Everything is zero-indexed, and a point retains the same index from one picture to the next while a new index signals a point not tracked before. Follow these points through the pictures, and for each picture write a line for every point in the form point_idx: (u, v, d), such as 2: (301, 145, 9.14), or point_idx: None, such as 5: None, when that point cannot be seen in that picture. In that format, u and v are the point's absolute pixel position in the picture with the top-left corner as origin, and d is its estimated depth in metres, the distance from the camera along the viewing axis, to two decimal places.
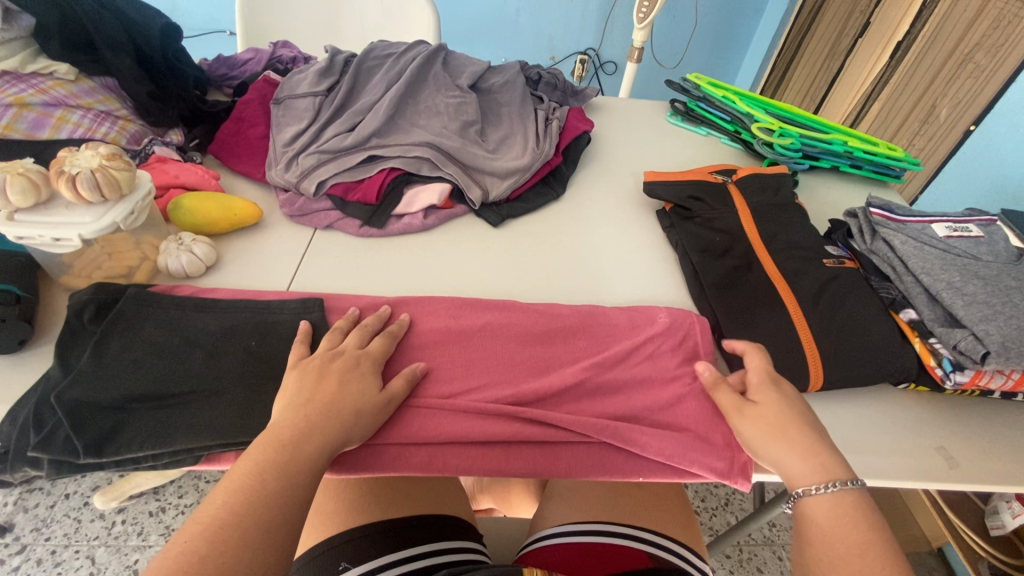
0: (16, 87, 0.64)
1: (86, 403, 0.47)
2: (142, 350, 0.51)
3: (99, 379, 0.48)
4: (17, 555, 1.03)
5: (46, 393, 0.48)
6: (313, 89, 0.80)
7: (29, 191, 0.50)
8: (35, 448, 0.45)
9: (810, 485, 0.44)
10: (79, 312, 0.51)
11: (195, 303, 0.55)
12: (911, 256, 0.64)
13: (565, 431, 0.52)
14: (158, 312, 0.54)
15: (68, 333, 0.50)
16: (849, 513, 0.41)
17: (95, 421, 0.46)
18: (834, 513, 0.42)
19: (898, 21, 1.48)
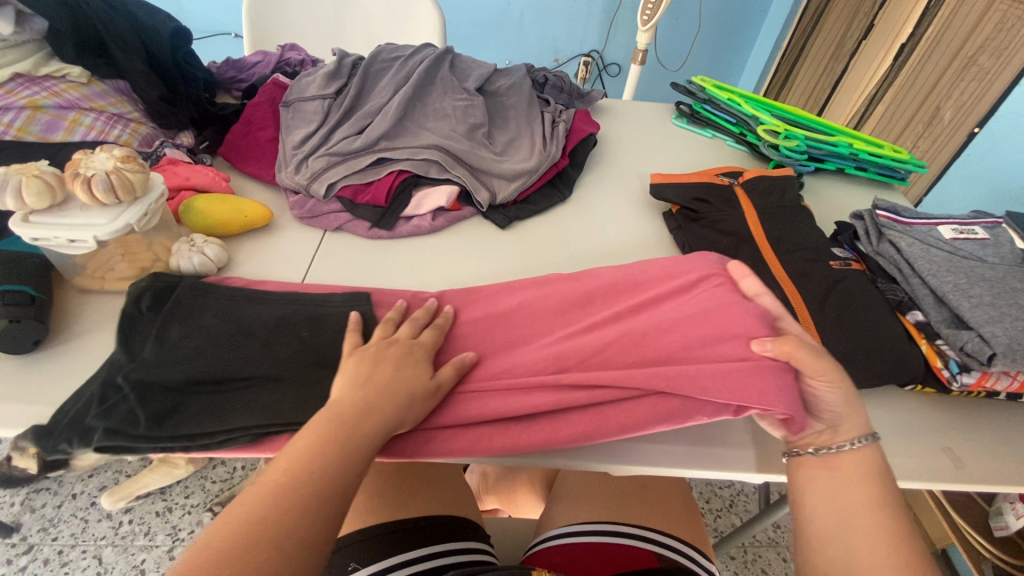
0: (30, 90, 0.65)
1: (151, 384, 0.48)
2: (200, 337, 0.52)
3: (161, 362, 0.50)
4: (24, 555, 1.03)
5: (111, 372, 0.49)
6: (322, 92, 0.81)
7: (45, 192, 0.51)
8: (97, 417, 0.46)
9: (844, 440, 0.47)
10: (136, 300, 0.53)
11: (247, 295, 0.56)
12: (917, 258, 0.64)
13: (609, 389, 0.50)
14: (212, 301, 0.55)
15: (129, 318, 0.52)
16: (868, 468, 0.46)
17: (157, 399, 0.48)
18: (863, 468, 0.45)
19: (902, 23, 1.48)
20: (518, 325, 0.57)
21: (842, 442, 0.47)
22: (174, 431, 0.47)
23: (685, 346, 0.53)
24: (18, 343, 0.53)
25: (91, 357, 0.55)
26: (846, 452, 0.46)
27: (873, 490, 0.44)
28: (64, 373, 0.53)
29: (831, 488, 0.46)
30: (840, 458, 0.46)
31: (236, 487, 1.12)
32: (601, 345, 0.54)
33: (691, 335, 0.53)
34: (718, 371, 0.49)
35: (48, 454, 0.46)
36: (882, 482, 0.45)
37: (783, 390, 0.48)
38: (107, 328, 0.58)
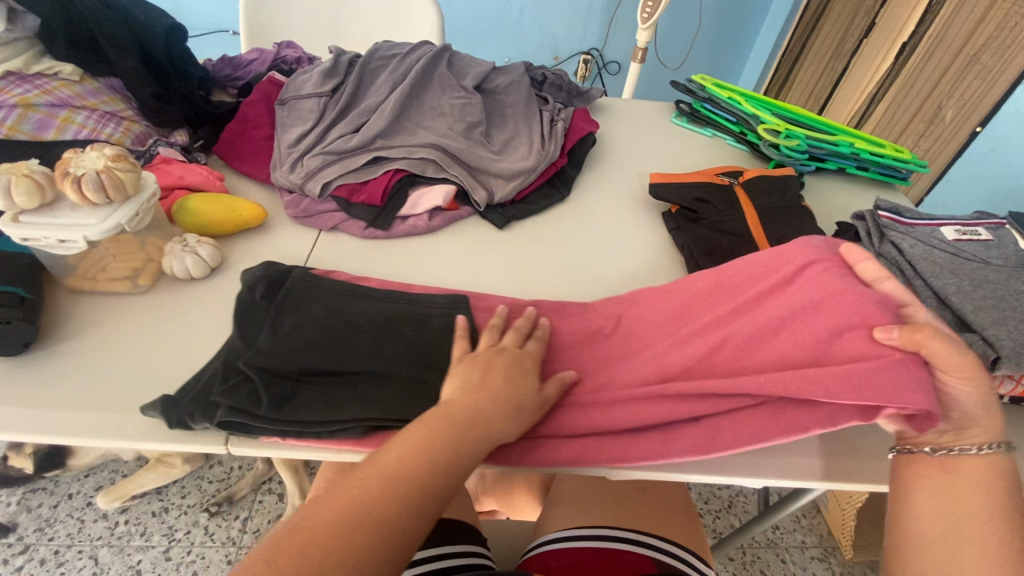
0: (21, 87, 0.64)
1: (269, 370, 0.49)
2: (312, 330, 0.52)
3: (277, 351, 0.50)
4: (20, 555, 1.03)
5: (230, 358, 0.51)
6: (318, 90, 0.80)
7: (34, 192, 0.50)
8: (221, 396, 0.47)
9: (959, 445, 0.44)
10: (252, 288, 0.55)
11: (351, 290, 0.57)
12: (919, 259, 0.63)
13: (724, 400, 0.50)
14: (319, 295, 0.55)
15: (246, 306, 0.53)
16: (997, 480, 0.43)
17: (277, 384, 0.49)
18: (989, 476, 0.43)
19: (903, 21, 1.47)
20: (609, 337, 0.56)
21: (967, 447, 0.44)
22: (291, 418, 0.47)
23: (803, 346, 0.50)
24: (8, 345, 0.52)
25: (83, 359, 0.54)
26: (964, 457, 0.44)
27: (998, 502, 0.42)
28: (55, 376, 0.52)
29: (946, 493, 0.43)
30: (957, 463, 0.44)
31: (233, 487, 1.12)
32: (703, 352, 0.53)
33: (811, 330, 0.51)
34: (839, 369, 0.47)
35: (172, 426, 0.48)
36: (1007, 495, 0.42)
37: (919, 385, 0.44)
38: (99, 329, 0.57)
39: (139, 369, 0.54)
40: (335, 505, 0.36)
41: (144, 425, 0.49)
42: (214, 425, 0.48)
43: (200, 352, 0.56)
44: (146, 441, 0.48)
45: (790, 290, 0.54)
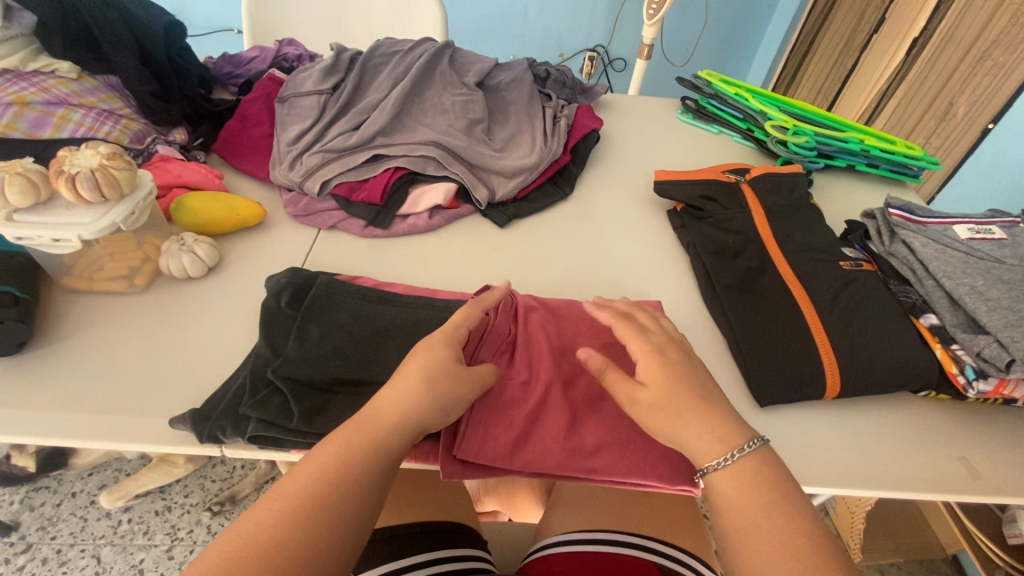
0: (17, 85, 0.64)
1: (299, 381, 0.49)
2: (340, 336, 0.53)
3: (307, 359, 0.50)
4: (22, 554, 1.03)
5: (259, 368, 0.51)
6: (318, 87, 0.79)
7: (29, 191, 0.50)
8: (251, 407, 0.47)
9: (714, 459, 0.40)
10: (277, 296, 0.56)
11: (379, 296, 0.57)
12: (931, 258, 0.61)
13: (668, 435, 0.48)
14: (348, 301, 0.56)
15: (273, 313, 0.54)
16: (754, 485, 0.39)
17: (307, 396, 0.49)
18: (760, 481, 0.39)
19: (915, 16, 1.44)
20: (540, 332, 0.55)
21: (721, 458, 0.40)
22: (324, 428, 0.47)
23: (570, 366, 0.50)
24: (2, 345, 0.51)
25: (79, 359, 0.53)
26: (722, 470, 0.40)
27: (766, 510, 0.38)
28: (50, 377, 0.52)
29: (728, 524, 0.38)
30: (716, 481, 0.40)
31: (235, 487, 1.12)
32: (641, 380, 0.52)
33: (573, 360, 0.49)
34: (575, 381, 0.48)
35: (203, 440, 0.47)
36: (781, 494, 0.38)
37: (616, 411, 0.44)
38: (95, 329, 0.56)
39: (134, 369, 0.53)
40: (239, 534, 0.33)
41: (139, 426, 0.49)
42: (245, 440, 0.47)
43: (196, 352, 0.55)
44: (143, 443, 0.48)
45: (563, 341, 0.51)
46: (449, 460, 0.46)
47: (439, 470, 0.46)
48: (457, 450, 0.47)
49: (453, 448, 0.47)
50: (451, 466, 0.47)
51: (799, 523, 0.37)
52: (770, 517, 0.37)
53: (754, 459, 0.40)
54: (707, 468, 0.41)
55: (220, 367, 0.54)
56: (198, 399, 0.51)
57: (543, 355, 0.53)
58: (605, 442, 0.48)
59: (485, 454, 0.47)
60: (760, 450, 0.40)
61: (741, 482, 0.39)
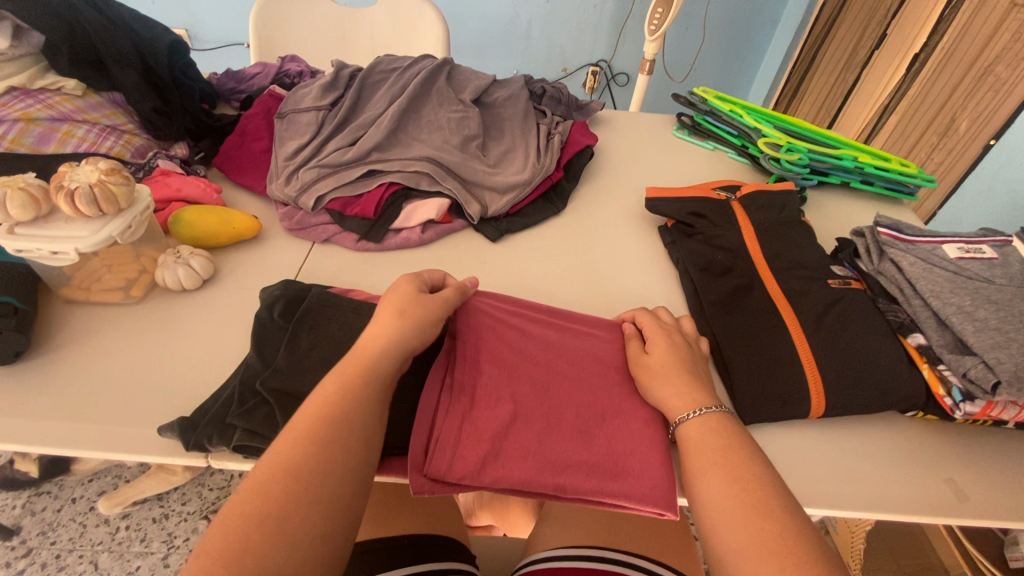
0: (24, 102, 0.66)
1: (286, 392, 0.50)
2: (328, 348, 0.54)
3: (293, 372, 0.51)
4: (23, 559, 1.04)
5: (248, 380, 0.51)
6: (317, 103, 0.81)
7: (29, 205, 0.51)
8: (237, 417, 0.48)
9: (684, 412, 0.48)
10: (270, 308, 0.57)
11: (369, 308, 0.58)
12: (919, 277, 0.61)
13: (632, 455, 0.49)
14: (338, 312, 0.57)
15: (265, 325, 0.55)
16: (717, 431, 0.45)
17: (292, 408, 0.49)
18: (722, 429, 0.46)
19: (916, 31, 1.45)
20: (512, 348, 0.55)
21: (697, 407, 0.48)
22: None
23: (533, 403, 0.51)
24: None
25: (73, 369, 0.55)
26: (692, 420, 0.47)
27: (725, 449, 0.44)
28: (44, 385, 0.53)
29: (697, 462, 0.44)
30: (687, 429, 0.47)
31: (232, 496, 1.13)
32: (607, 397, 0.53)
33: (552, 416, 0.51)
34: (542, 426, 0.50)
35: (188, 449, 0.48)
36: (739, 442, 0.45)
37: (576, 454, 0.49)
38: (90, 339, 0.58)
39: (127, 380, 0.54)
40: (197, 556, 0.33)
41: (126, 436, 0.50)
42: (230, 449, 0.48)
43: (188, 363, 0.56)
44: (129, 452, 0.49)
45: (540, 381, 0.53)
46: (419, 476, 0.46)
47: (409, 486, 0.46)
48: (428, 467, 0.47)
49: (424, 465, 0.47)
50: (421, 482, 0.47)
51: (754, 461, 0.43)
52: (732, 452, 0.43)
53: (718, 415, 0.47)
54: (680, 420, 0.48)
55: (211, 377, 0.55)
56: (187, 408, 0.52)
57: (520, 370, 0.54)
58: (578, 459, 0.49)
59: (454, 471, 0.47)
60: (718, 412, 0.47)
61: (711, 426, 0.46)
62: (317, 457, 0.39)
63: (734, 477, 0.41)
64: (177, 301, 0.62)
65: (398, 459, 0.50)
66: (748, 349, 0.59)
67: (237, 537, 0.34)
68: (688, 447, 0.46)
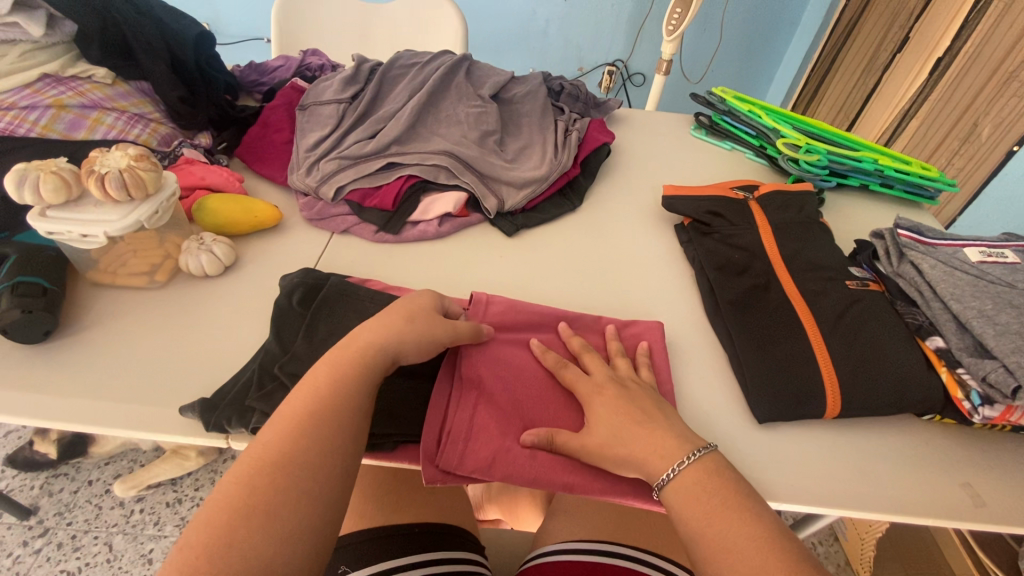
0: (56, 89, 0.67)
1: (305, 378, 0.51)
2: (345, 337, 0.54)
3: (312, 357, 0.52)
4: (40, 538, 1.06)
5: (267, 365, 0.52)
6: (338, 96, 0.82)
7: (60, 188, 0.52)
8: (256, 400, 0.48)
9: (661, 476, 0.44)
10: (290, 294, 0.58)
11: (387, 299, 0.58)
12: (940, 281, 0.61)
13: None
14: (356, 301, 0.57)
15: (285, 312, 0.56)
16: (699, 490, 0.42)
17: None
18: (703, 486, 0.42)
19: (940, 34, 1.43)
20: (522, 347, 0.56)
21: (671, 466, 0.44)
22: None
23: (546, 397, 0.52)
24: (29, 333, 0.54)
25: (97, 350, 0.56)
26: (671, 483, 0.43)
27: (712, 497, 0.42)
28: (71, 365, 0.54)
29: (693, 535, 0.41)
30: (670, 496, 0.43)
31: None
32: None
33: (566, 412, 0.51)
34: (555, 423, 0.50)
35: (209, 429, 0.49)
36: (730, 485, 0.42)
37: None
38: (114, 322, 0.59)
39: (150, 362, 0.55)
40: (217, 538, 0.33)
41: (150, 415, 0.51)
42: (248, 430, 0.49)
43: (208, 347, 0.57)
44: (153, 431, 0.50)
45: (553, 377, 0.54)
46: (431, 467, 0.47)
47: (421, 476, 0.47)
48: (440, 458, 0.47)
49: (436, 456, 0.48)
50: (433, 473, 0.47)
51: (746, 519, 0.40)
52: (720, 517, 0.40)
53: (695, 465, 0.43)
54: (660, 485, 0.44)
55: (231, 361, 0.56)
56: (209, 390, 0.53)
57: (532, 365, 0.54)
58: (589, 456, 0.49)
59: (466, 464, 0.47)
60: (704, 455, 0.44)
61: (696, 485, 0.42)
62: (288, 461, 0.38)
63: (724, 523, 0.40)
64: (197, 287, 0.63)
65: (413, 447, 0.51)
66: (762, 351, 0.59)
67: (199, 549, 0.33)
68: (678, 517, 0.42)
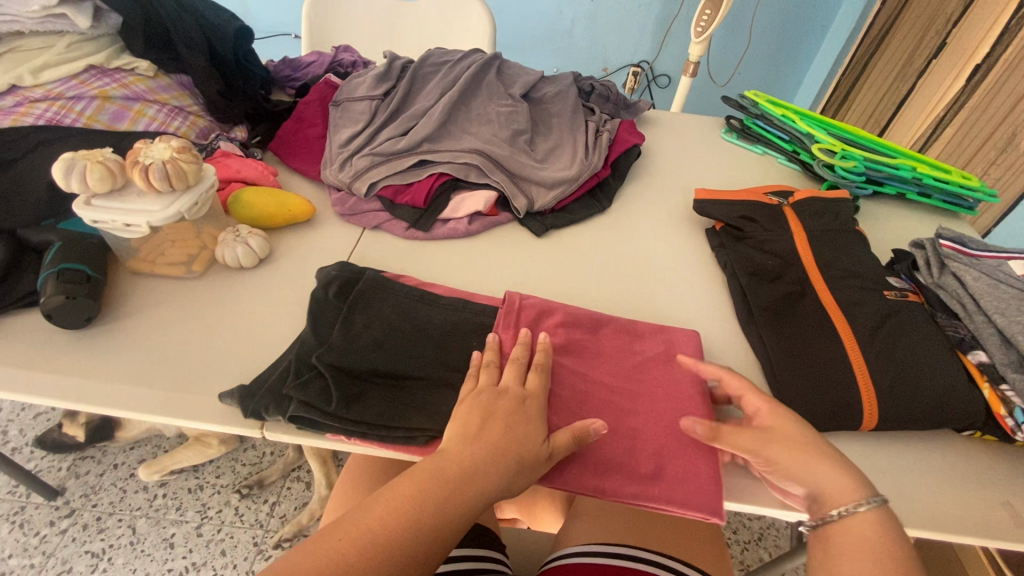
0: (101, 81, 0.69)
1: (340, 369, 0.51)
2: (381, 330, 0.55)
3: (348, 349, 0.52)
4: (66, 518, 1.09)
5: (304, 354, 0.53)
6: (370, 93, 0.83)
7: (106, 178, 0.54)
8: (293, 389, 0.49)
9: (842, 504, 0.43)
10: (327, 286, 0.58)
11: (422, 295, 0.59)
12: (984, 294, 0.60)
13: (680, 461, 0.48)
14: (391, 296, 0.58)
15: (322, 303, 0.57)
16: (879, 534, 0.41)
17: (344, 384, 0.50)
18: (883, 536, 0.41)
19: (979, 40, 1.39)
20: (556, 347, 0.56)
21: (851, 504, 0.43)
22: (360, 414, 0.49)
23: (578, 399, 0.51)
24: (73, 319, 0.55)
25: (137, 338, 0.57)
26: (854, 516, 0.42)
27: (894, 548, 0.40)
28: (112, 352, 0.55)
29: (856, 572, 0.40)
30: (847, 525, 0.42)
31: (264, 472, 1.16)
32: (654, 400, 0.52)
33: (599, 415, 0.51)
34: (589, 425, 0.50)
35: (246, 416, 0.50)
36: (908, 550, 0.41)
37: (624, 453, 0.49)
38: (152, 310, 0.60)
39: (187, 351, 0.56)
40: None
41: (187, 403, 0.51)
42: (285, 419, 0.49)
43: (243, 338, 0.58)
44: (190, 419, 0.51)
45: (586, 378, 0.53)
46: None
47: None
48: None
49: None
50: None
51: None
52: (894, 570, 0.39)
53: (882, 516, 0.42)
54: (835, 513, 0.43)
55: (267, 351, 0.57)
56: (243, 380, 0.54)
57: (563, 365, 0.53)
58: (619, 460, 0.48)
59: None
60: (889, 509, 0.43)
61: (872, 531, 0.41)
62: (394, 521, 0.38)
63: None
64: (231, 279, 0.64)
65: None
66: (798, 361, 0.58)
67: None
68: (840, 545, 0.42)
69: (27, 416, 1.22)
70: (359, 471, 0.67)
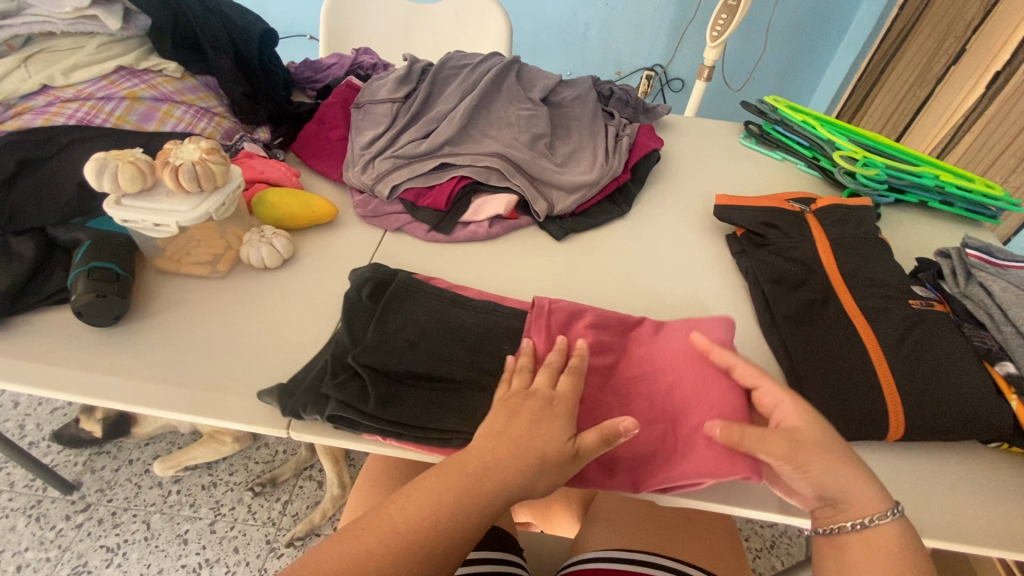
0: (131, 82, 0.70)
1: (376, 369, 0.51)
2: (414, 332, 0.55)
3: (382, 349, 0.53)
4: (82, 513, 1.10)
5: (339, 354, 0.53)
6: (392, 96, 0.83)
7: (137, 178, 0.54)
8: (332, 387, 0.49)
9: (866, 515, 0.44)
10: (360, 287, 0.59)
11: (452, 297, 0.59)
12: (1012, 304, 0.59)
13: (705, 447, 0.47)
14: (422, 298, 0.58)
15: (354, 303, 0.57)
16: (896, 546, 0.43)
17: (379, 385, 0.51)
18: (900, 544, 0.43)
19: (1000, 47, 1.38)
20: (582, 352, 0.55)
21: (869, 516, 0.44)
22: (397, 415, 0.49)
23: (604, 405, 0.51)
24: (102, 317, 0.55)
25: (164, 336, 0.58)
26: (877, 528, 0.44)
27: (912, 559, 0.43)
28: (140, 350, 0.56)
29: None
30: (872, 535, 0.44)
31: (276, 470, 1.16)
32: None
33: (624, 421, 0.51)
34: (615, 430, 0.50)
35: (285, 413, 0.50)
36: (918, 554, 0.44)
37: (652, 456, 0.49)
38: (179, 309, 0.60)
39: (213, 350, 0.57)
40: None
41: (214, 402, 0.52)
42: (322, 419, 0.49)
43: (268, 338, 0.59)
44: (218, 417, 0.51)
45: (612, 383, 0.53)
46: None
47: None
48: None
49: None
50: None
51: None
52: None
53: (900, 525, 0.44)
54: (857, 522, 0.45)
55: (291, 351, 0.58)
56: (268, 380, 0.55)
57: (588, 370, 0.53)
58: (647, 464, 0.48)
59: None
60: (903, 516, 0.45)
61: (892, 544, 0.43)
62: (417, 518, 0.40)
63: None
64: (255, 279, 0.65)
65: None
66: (821, 369, 0.57)
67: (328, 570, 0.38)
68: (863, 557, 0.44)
69: (44, 411, 1.24)
70: (378, 472, 0.67)
